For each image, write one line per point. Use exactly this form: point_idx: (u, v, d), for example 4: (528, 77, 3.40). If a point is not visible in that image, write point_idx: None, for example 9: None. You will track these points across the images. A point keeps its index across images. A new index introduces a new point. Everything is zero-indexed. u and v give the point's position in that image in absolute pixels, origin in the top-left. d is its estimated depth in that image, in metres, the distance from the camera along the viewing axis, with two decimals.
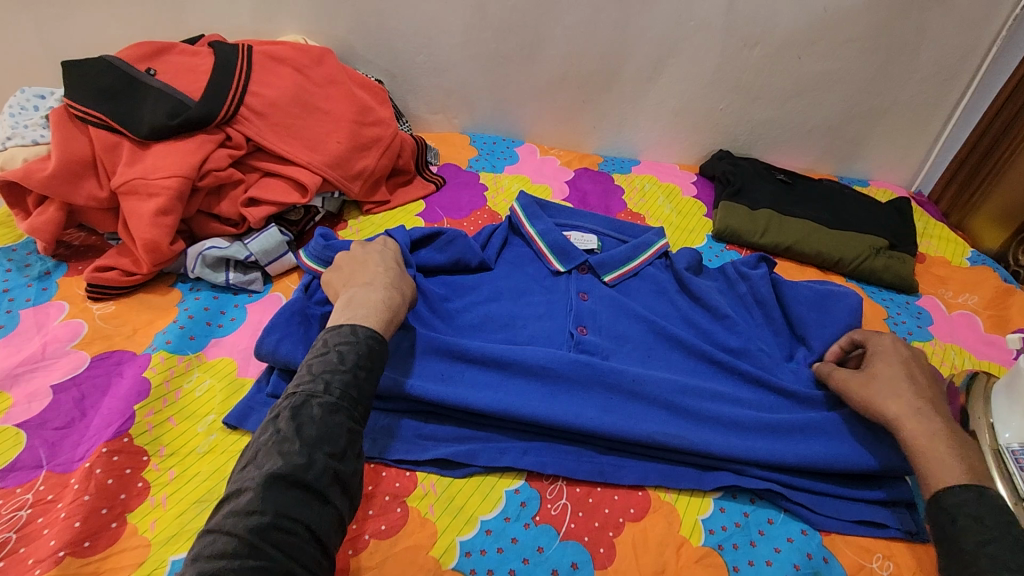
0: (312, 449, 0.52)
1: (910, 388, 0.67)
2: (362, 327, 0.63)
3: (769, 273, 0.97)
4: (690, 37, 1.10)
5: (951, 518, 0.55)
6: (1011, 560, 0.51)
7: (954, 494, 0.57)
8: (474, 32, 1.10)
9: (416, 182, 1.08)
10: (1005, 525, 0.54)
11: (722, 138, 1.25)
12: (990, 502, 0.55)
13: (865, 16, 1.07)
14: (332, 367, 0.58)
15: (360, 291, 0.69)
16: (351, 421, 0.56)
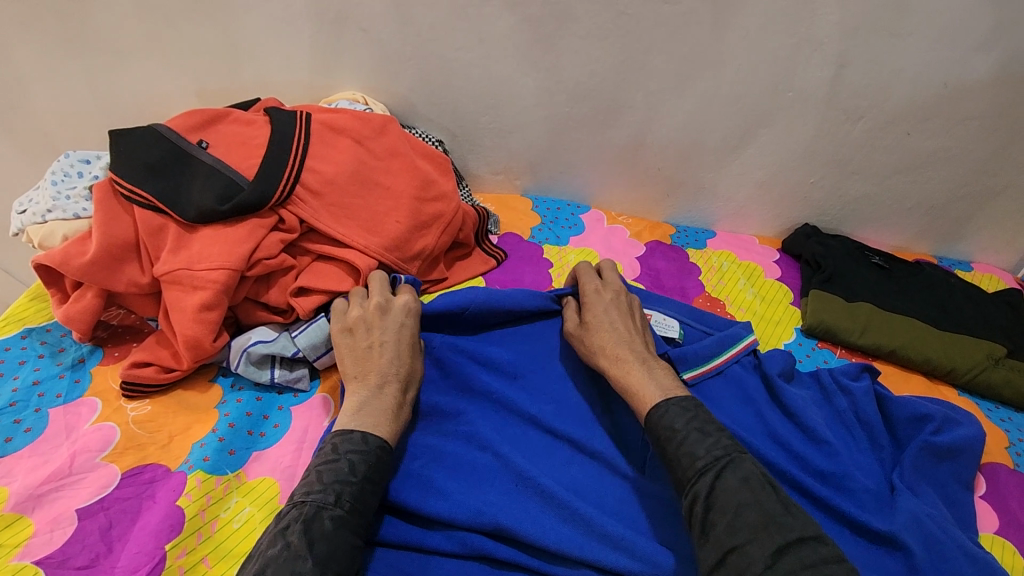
0: (322, 570, 0.51)
1: (613, 332, 0.74)
2: (375, 434, 0.62)
3: (873, 385, 0.84)
4: (787, 108, 0.99)
5: (659, 436, 0.63)
6: (698, 448, 0.59)
7: (656, 409, 0.64)
8: (547, 96, 1.02)
9: (475, 256, 1.00)
10: (692, 422, 0.62)
11: (809, 212, 1.13)
12: (679, 407, 0.64)
13: (992, 92, 0.95)
14: (342, 478, 0.58)
15: (369, 393, 0.66)
16: (356, 537, 0.56)
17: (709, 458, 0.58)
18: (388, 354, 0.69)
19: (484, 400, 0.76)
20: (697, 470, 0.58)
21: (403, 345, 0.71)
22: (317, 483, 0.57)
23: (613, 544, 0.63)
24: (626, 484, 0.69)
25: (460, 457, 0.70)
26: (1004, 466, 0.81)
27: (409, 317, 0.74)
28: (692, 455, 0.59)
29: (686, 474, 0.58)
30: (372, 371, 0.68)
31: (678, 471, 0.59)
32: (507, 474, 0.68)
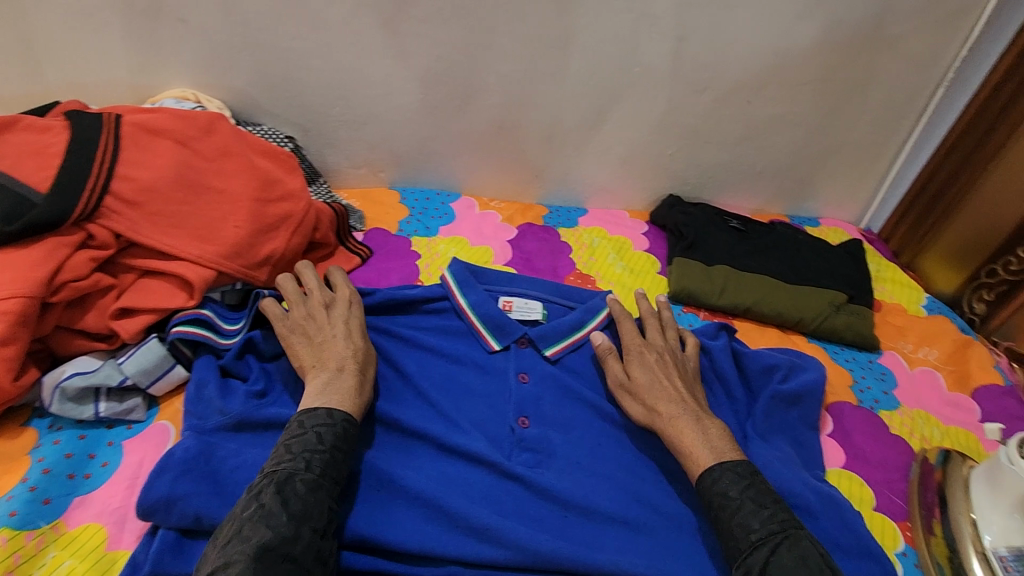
0: (299, 524, 0.55)
1: (664, 392, 0.75)
2: (340, 410, 0.65)
3: (730, 342, 0.88)
4: (635, 83, 1.01)
5: (711, 502, 0.64)
6: (754, 523, 0.60)
7: (707, 477, 0.65)
8: (398, 82, 0.98)
9: (338, 255, 0.95)
10: (748, 491, 0.63)
11: (671, 183, 1.18)
12: (733, 474, 0.65)
13: (816, 59, 1.01)
14: (310, 448, 0.60)
15: (330, 373, 0.68)
16: (330, 500, 0.59)
17: (764, 532, 0.59)
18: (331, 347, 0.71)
19: None
20: (752, 544, 0.59)
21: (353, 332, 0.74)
22: (285, 455, 0.60)
23: (478, 536, 0.64)
24: (491, 473, 0.69)
25: None
26: (848, 403, 0.88)
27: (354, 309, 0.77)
28: (747, 526, 0.60)
29: (740, 546, 0.60)
30: (331, 356, 0.70)
31: (732, 542, 0.61)
32: (370, 479, 0.67)
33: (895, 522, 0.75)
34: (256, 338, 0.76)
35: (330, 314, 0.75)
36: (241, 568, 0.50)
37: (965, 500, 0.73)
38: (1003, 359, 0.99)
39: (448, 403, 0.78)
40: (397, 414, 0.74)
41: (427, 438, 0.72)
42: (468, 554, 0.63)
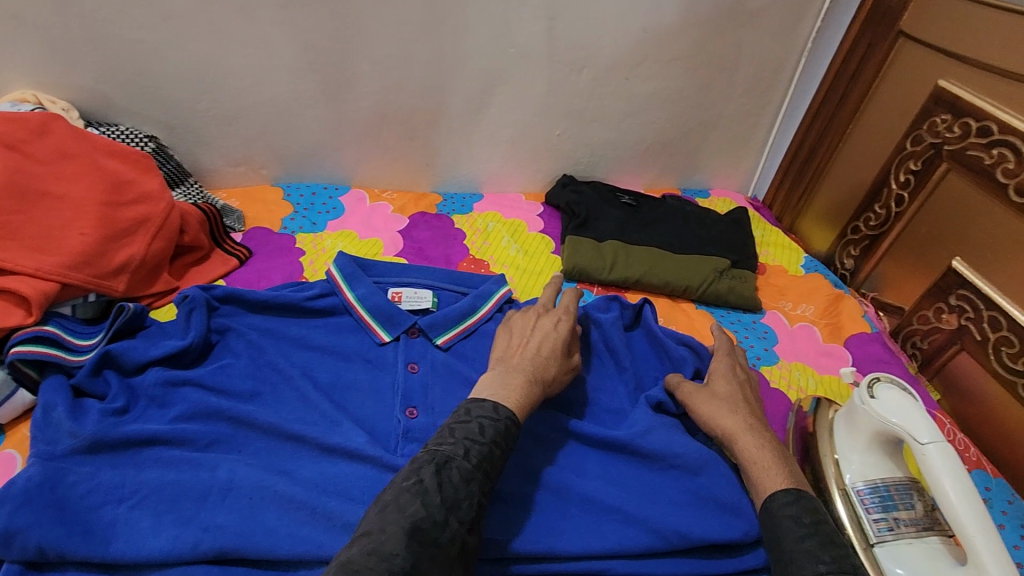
0: (448, 512, 0.55)
1: (742, 407, 0.74)
2: (504, 406, 0.66)
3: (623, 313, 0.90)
4: (514, 65, 1.01)
5: (777, 522, 0.60)
6: (822, 553, 0.56)
7: (777, 496, 0.62)
8: (265, 73, 0.94)
9: (214, 257, 0.90)
10: (820, 523, 0.59)
11: (564, 163, 1.19)
12: (808, 503, 0.61)
13: (686, 34, 1.04)
14: (472, 437, 0.61)
15: (508, 370, 0.72)
16: (482, 492, 0.59)
17: (834, 564, 0.54)
18: (541, 344, 0.76)
19: (216, 417, 0.71)
20: (817, 572, 0.54)
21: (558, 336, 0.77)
22: (447, 438, 0.61)
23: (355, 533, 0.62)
24: (371, 467, 0.68)
25: (183, 484, 0.64)
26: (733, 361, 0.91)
27: (566, 319, 0.81)
28: (814, 555, 0.55)
29: (800, 570, 0.55)
30: (518, 357, 0.74)
31: (791, 564, 0.56)
32: (240, 487, 0.64)
33: None
34: (112, 349, 0.72)
35: (541, 320, 0.80)
36: (394, 540, 0.51)
37: (828, 442, 0.76)
38: (869, 309, 1.04)
39: (330, 402, 0.75)
40: (267, 418, 0.70)
41: (303, 440, 0.69)
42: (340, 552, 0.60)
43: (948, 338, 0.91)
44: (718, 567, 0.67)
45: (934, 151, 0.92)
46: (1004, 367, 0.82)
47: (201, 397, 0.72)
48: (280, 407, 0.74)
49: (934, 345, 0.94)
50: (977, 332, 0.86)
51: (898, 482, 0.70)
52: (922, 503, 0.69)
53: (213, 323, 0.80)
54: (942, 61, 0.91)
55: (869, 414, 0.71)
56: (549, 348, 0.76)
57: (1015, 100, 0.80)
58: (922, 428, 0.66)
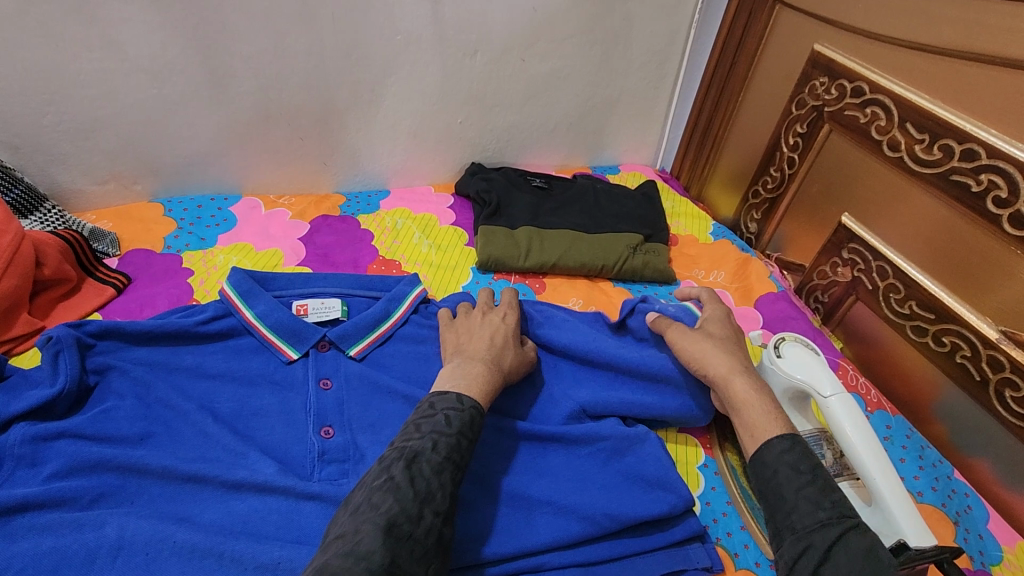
0: (422, 505, 0.53)
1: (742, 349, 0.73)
2: (468, 396, 0.64)
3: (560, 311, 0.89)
4: (403, 53, 0.96)
5: (773, 471, 0.58)
6: (823, 500, 0.55)
7: (773, 443, 0.60)
8: (119, 77, 0.85)
9: (87, 288, 0.81)
10: (817, 467, 0.57)
11: (471, 151, 1.16)
12: (804, 447, 0.59)
13: (575, 11, 1.03)
14: (439, 430, 0.59)
15: (464, 359, 0.70)
16: (453, 482, 0.57)
17: (836, 514, 0.53)
18: (494, 335, 0.76)
19: (100, 469, 0.63)
20: (819, 521, 0.53)
21: (504, 329, 0.77)
22: (415, 434, 0.59)
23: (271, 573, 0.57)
24: (284, 497, 0.63)
25: (63, 551, 0.56)
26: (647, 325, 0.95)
27: (512, 313, 0.81)
28: (816, 505, 0.54)
29: (802, 520, 0.54)
30: (472, 348, 0.73)
31: (792, 514, 0.55)
32: (135, 544, 0.57)
33: (697, 439, 0.81)
34: None
35: (488, 317, 0.80)
36: (371, 539, 0.49)
37: None
38: (775, 269, 1.09)
39: (234, 434, 0.68)
40: (162, 461, 0.64)
41: (204, 480, 0.63)
42: None
43: (844, 290, 0.96)
44: (650, 543, 0.67)
45: (816, 114, 0.96)
46: (893, 313, 0.88)
47: (80, 447, 0.64)
48: (177, 446, 0.67)
49: (833, 298, 0.99)
50: (868, 282, 0.92)
51: (808, 434, 0.73)
52: (831, 451, 0.72)
53: (90, 362, 0.71)
54: (815, 26, 0.95)
55: (777, 374, 0.73)
56: (502, 337, 0.75)
57: (879, 59, 0.85)
58: (825, 382, 0.69)
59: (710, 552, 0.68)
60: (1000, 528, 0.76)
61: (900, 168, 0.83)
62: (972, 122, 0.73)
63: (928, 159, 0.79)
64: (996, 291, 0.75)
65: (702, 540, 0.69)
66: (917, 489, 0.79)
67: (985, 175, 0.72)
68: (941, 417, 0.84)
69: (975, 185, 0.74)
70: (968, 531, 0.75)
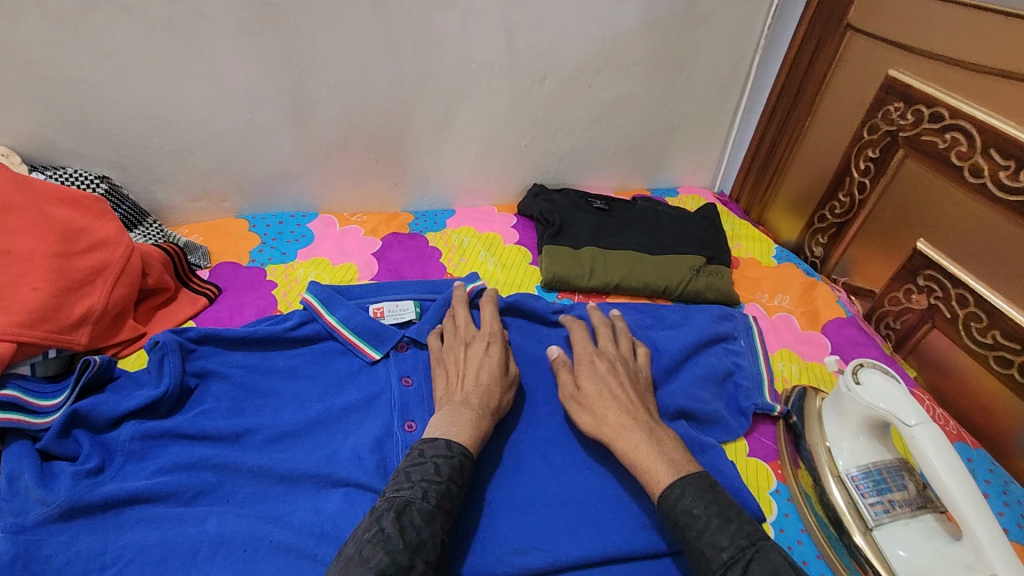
0: (413, 555, 0.55)
1: (617, 401, 0.72)
2: (458, 442, 0.66)
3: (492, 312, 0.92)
4: (476, 79, 1.01)
5: (673, 522, 0.60)
6: (722, 539, 0.57)
7: (668, 494, 0.62)
8: (217, 103, 0.91)
9: (182, 298, 0.87)
10: (711, 506, 0.59)
11: (534, 172, 1.19)
12: (694, 488, 0.61)
13: (643, 39, 1.05)
14: (429, 478, 0.61)
15: (454, 407, 0.70)
16: (444, 530, 0.59)
17: (735, 549, 0.56)
18: (476, 374, 0.74)
19: (199, 468, 0.67)
20: (723, 563, 0.55)
21: (491, 365, 0.76)
22: (406, 483, 0.61)
23: None
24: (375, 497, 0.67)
25: (169, 543, 0.60)
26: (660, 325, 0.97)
27: (496, 343, 0.79)
28: (716, 545, 0.57)
29: (710, 565, 0.56)
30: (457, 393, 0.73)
31: (702, 562, 0.57)
32: (236, 542, 0.61)
33: (768, 465, 0.81)
34: (79, 402, 0.68)
35: (470, 351, 0.78)
36: None
37: (820, 430, 0.77)
38: (842, 294, 1.07)
39: (323, 437, 0.73)
40: (258, 462, 0.68)
41: (298, 479, 0.68)
42: None
43: (919, 318, 0.94)
44: None
45: (890, 139, 0.95)
46: (974, 342, 0.86)
47: (182, 449, 0.68)
48: (268, 447, 0.71)
49: (906, 324, 0.96)
50: (947, 310, 0.89)
51: (889, 464, 0.72)
52: (913, 483, 0.70)
53: (190, 365, 0.76)
54: (889, 51, 0.94)
55: (856, 401, 0.72)
56: (488, 376, 0.74)
57: (959, 85, 0.84)
58: (908, 410, 0.67)
59: None
60: None
61: (982, 195, 0.81)
62: None
63: (1016, 186, 0.77)
64: None
65: None
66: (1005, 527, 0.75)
67: None
68: None
69: None
70: None
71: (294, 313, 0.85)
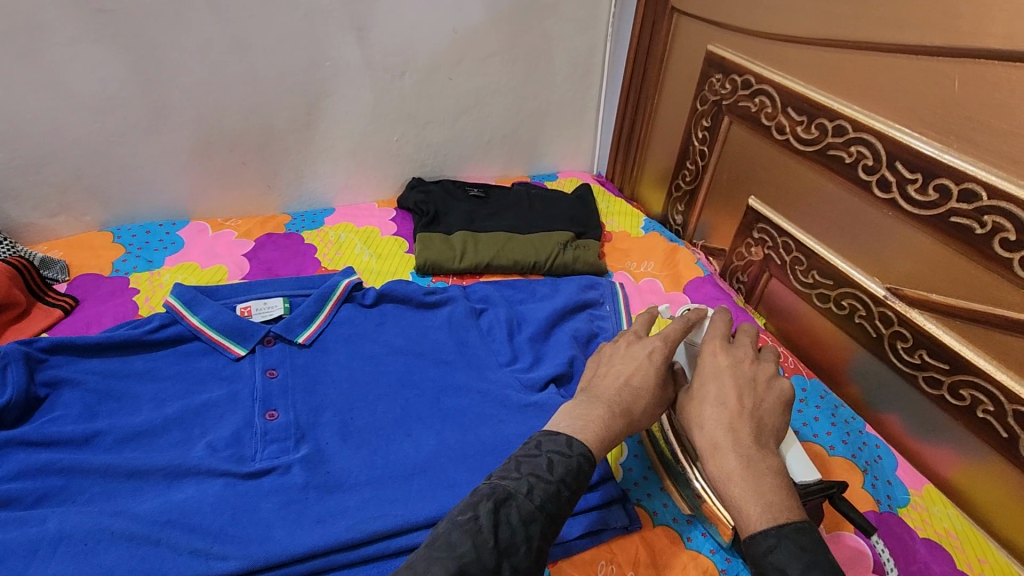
0: (501, 556, 0.49)
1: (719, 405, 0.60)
2: (579, 442, 0.59)
3: (367, 302, 0.95)
4: (334, 77, 1.04)
5: (760, 573, 0.50)
6: None
7: (758, 539, 0.51)
8: (63, 113, 0.92)
9: (36, 311, 0.86)
10: (809, 570, 0.48)
11: (410, 166, 1.22)
12: (794, 544, 0.50)
13: (494, 31, 1.11)
14: (538, 474, 0.55)
15: (588, 401, 0.64)
16: (544, 537, 0.52)
17: None
18: (628, 373, 0.67)
19: (46, 472, 0.67)
20: None
21: (649, 369, 0.67)
22: (513, 472, 0.56)
23: (207, 555, 0.61)
24: (230, 480, 0.68)
25: (6, 545, 0.60)
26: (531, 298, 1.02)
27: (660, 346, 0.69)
28: None
29: None
30: (601, 385, 0.67)
31: None
32: (76, 538, 0.61)
33: None
34: None
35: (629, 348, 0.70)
36: None
37: None
38: (701, 255, 1.15)
39: (182, 431, 0.74)
40: (106, 460, 0.68)
41: (148, 473, 0.68)
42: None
43: (759, 268, 1.03)
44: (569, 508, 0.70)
45: (717, 108, 1.04)
46: (801, 283, 0.95)
47: (26, 456, 0.68)
48: (122, 447, 0.71)
49: (751, 276, 1.05)
50: (777, 258, 0.98)
51: None
52: None
53: (41, 376, 0.76)
54: (707, 29, 1.03)
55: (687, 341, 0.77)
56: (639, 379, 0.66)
57: (760, 54, 0.93)
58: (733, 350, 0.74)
59: (630, 513, 0.72)
60: (908, 473, 0.81)
61: (787, 149, 0.91)
62: (839, 102, 0.81)
63: (809, 138, 0.86)
64: (903, 260, 0.78)
65: (622, 503, 0.73)
66: (830, 444, 0.83)
67: (853, 148, 0.80)
68: (855, 378, 0.90)
69: (848, 157, 0.81)
70: (876, 478, 0.80)
71: (154, 317, 0.85)
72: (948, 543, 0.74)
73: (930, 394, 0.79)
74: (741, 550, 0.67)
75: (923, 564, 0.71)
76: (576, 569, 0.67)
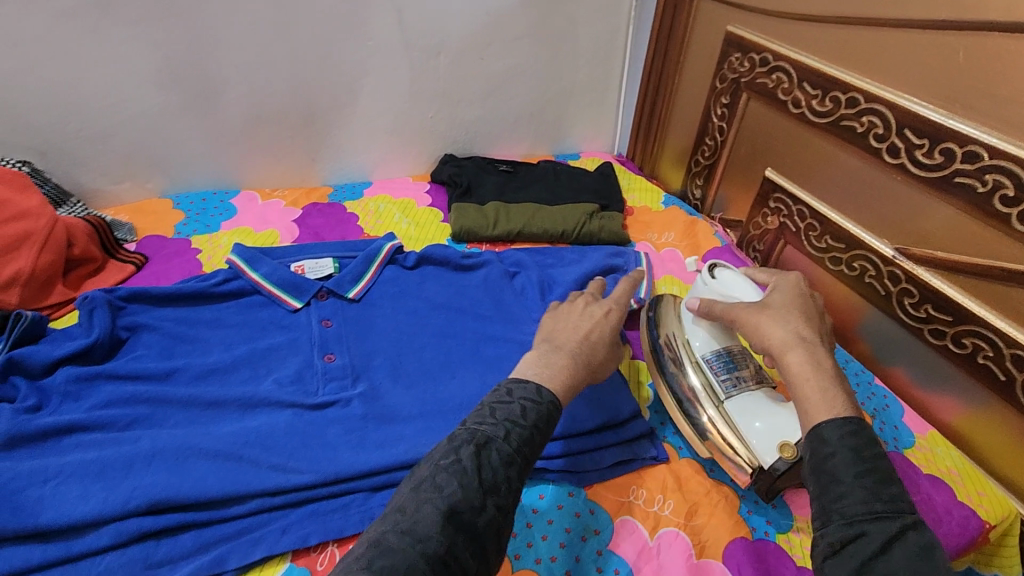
0: (486, 495, 0.51)
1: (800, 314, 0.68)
2: (547, 390, 0.62)
3: (410, 263, 1.02)
4: (374, 57, 1.11)
5: (831, 452, 0.53)
6: (882, 492, 0.49)
7: (835, 425, 0.54)
8: (129, 87, 0.99)
9: (110, 266, 0.94)
10: (882, 458, 0.51)
11: (443, 143, 1.30)
12: (869, 436, 0.53)
13: (522, 15, 1.18)
14: (513, 419, 0.57)
15: (548, 350, 0.69)
16: (521, 478, 0.54)
17: (894, 510, 0.48)
18: (587, 330, 0.73)
19: (133, 401, 0.75)
20: (876, 513, 0.48)
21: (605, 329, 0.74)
22: (489, 417, 0.57)
23: (282, 470, 0.69)
24: (296, 410, 0.76)
25: (106, 458, 0.67)
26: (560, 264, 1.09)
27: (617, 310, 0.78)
28: (874, 496, 0.49)
29: (855, 508, 0.49)
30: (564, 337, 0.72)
31: (846, 501, 0.49)
32: (167, 454, 0.69)
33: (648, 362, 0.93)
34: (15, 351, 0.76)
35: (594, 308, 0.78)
36: (432, 523, 0.48)
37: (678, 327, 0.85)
38: (719, 227, 1.22)
39: (250, 370, 0.82)
40: (187, 392, 0.76)
41: (224, 403, 0.76)
42: (268, 486, 0.67)
43: (776, 236, 1.09)
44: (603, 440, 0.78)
45: (735, 86, 1.10)
46: (815, 248, 1.01)
47: (116, 387, 0.76)
48: (197, 382, 0.79)
49: (767, 244, 1.12)
50: (793, 225, 1.05)
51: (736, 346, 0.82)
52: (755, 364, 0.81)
53: (122, 320, 0.84)
54: (727, 12, 1.10)
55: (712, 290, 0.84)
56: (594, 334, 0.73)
57: (777, 34, 1.00)
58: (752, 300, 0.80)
59: (659, 446, 0.80)
60: (914, 420, 0.88)
61: (803, 122, 0.97)
62: (851, 75, 0.88)
63: (824, 111, 0.93)
64: (910, 221, 0.85)
65: (650, 437, 0.80)
66: None
67: (865, 117, 0.86)
68: (866, 335, 0.96)
69: (859, 127, 0.88)
70: (884, 422, 0.86)
71: (218, 272, 0.93)
72: (950, 479, 0.80)
73: (935, 345, 0.85)
74: (760, 492, 0.72)
75: (927, 494, 0.77)
76: (610, 492, 0.74)
